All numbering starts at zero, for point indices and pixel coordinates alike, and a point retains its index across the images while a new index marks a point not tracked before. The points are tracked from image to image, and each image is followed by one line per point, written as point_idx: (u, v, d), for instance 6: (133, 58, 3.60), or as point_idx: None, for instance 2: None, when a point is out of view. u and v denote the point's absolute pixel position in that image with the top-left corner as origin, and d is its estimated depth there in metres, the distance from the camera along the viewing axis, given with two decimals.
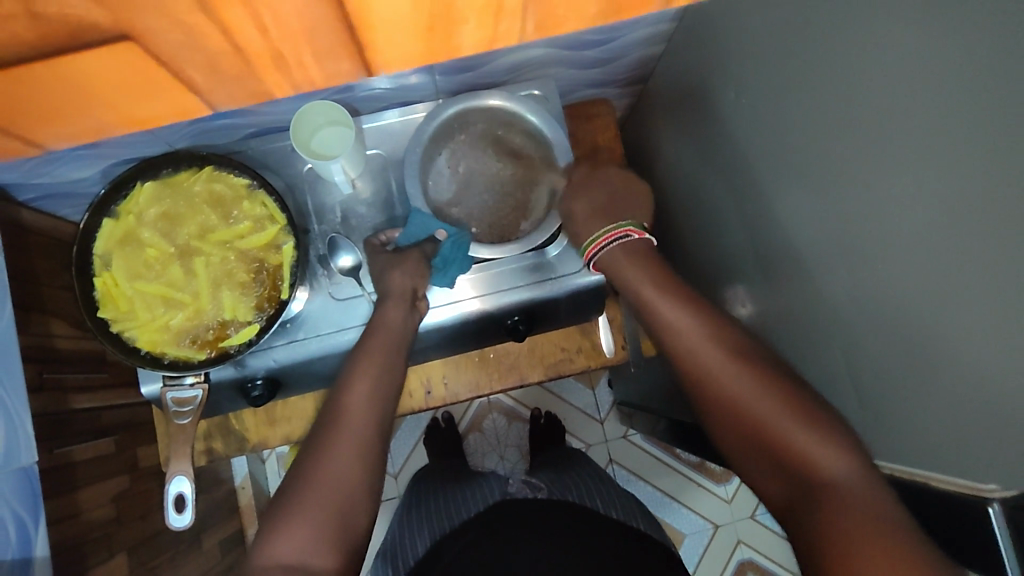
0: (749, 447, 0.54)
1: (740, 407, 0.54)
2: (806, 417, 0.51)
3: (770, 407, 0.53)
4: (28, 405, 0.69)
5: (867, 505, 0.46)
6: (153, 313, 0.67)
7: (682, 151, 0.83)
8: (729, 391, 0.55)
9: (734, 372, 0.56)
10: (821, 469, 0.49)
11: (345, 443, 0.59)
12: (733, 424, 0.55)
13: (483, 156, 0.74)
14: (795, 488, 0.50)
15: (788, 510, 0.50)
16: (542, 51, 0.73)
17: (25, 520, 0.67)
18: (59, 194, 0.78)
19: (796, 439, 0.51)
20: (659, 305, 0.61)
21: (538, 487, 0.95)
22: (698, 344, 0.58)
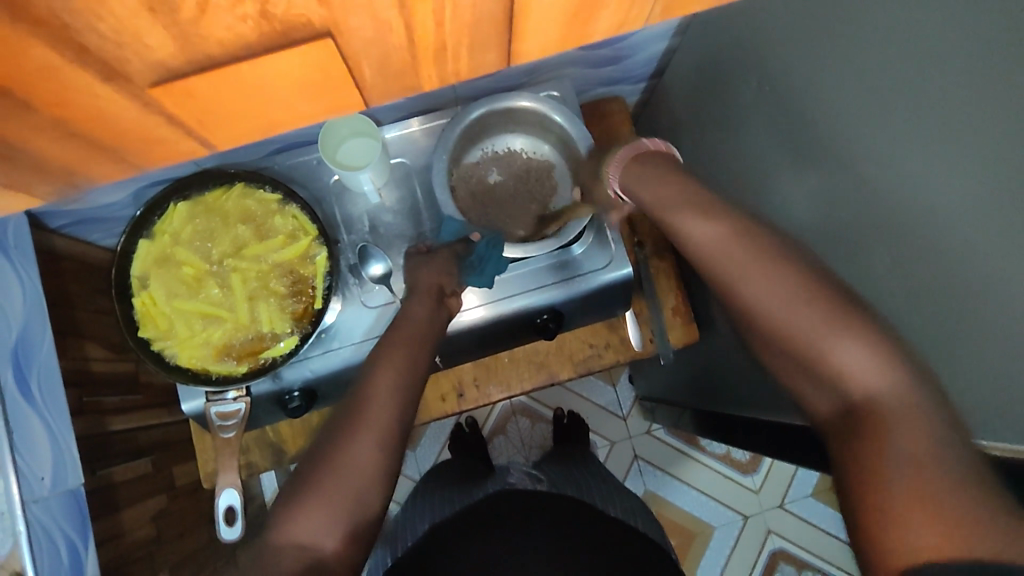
0: (784, 360, 0.47)
1: (766, 315, 0.47)
2: (846, 322, 0.44)
3: (803, 314, 0.45)
4: (72, 429, 0.70)
5: (922, 439, 0.38)
6: (191, 330, 0.68)
7: (699, 143, 0.84)
8: (757, 293, 0.48)
9: (761, 278, 0.48)
10: (865, 385, 0.42)
11: (370, 429, 0.58)
12: (761, 331, 0.48)
13: (507, 158, 0.76)
14: (842, 403, 0.43)
15: (832, 424, 0.44)
16: (560, 53, 0.75)
17: (75, 543, 0.67)
18: (89, 220, 0.79)
19: (832, 352, 0.44)
20: (682, 218, 0.55)
21: (541, 482, 0.94)
22: (721, 248, 0.51)
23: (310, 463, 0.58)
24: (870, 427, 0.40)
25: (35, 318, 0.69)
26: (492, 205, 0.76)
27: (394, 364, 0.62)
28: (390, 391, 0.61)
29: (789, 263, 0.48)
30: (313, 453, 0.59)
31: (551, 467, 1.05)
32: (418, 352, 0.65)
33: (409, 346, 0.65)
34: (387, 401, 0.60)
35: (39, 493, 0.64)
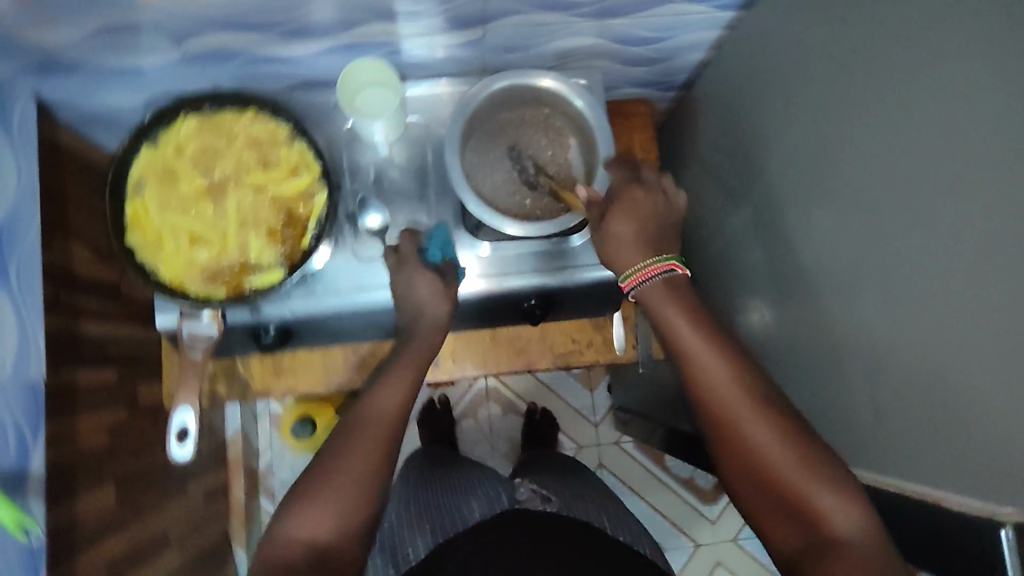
0: (766, 496, 0.56)
1: (756, 454, 0.56)
2: (822, 471, 0.54)
3: (787, 458, 0.55)
4: (43, 321, 0.69)
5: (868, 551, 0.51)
6: (178, 245, 0.67)
7: (716, 161, 0.84)
8: (757, 442, 0.57)
9: (761, 423, 0.57)
10: (842, 529, 0.52)
11: (367, 447, 0.60)
12: (754, 475, 0.57)
13: (526, 136, 0.74)
14: (812, 543, 0.53)
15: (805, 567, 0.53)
16: (592, 41, 0.75)
17: (25, 435, 0.66)
18: (97, 119, 0.80)
19: (813, 499, 0.54)
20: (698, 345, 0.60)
21: (547, 499, 0.87)
22: (726, 386, 0.59)
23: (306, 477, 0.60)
24: (831, 550, 0.52)
25: (26, 205, 0.69)
26: (500, 179, 0.73)
27: (397, 385, 0.65)
28: (392, 404, 0.63)
29: (784, 420, 0.57)
30: (308, 468, 0.61)
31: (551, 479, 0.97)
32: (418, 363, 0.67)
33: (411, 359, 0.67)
34: (389, 414, 0.63)
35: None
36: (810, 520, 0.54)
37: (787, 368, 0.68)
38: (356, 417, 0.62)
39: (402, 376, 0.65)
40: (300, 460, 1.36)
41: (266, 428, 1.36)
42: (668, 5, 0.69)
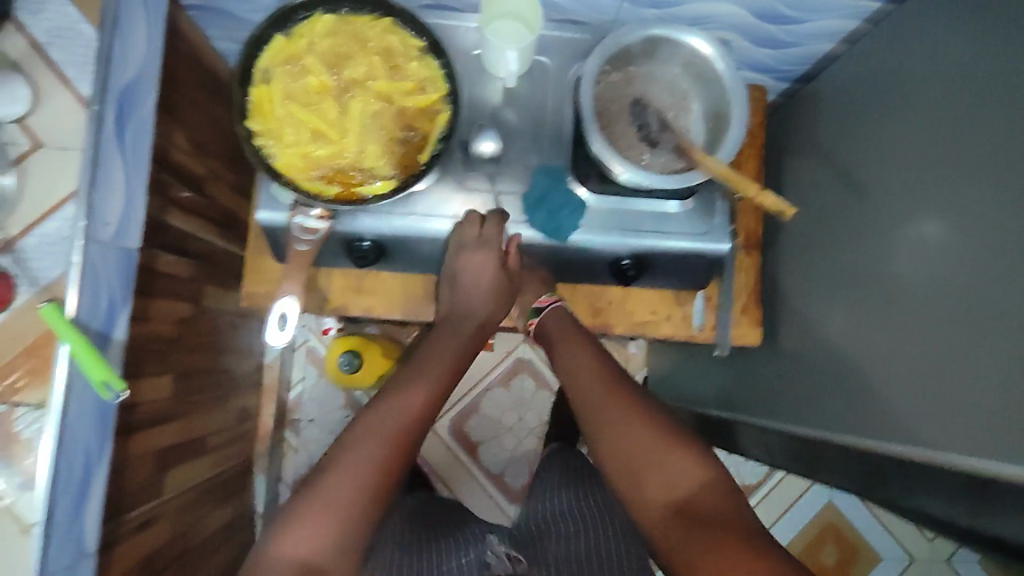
0: (627, 477, 0.64)
1: (612, 442, 0.66)
2: (675, 443, 0.64)
3: (636, 436, 0.65)
4: (146, 193, 0.68)
5: (712, 499, 0.60)
6: (296, 137, 0.66)
7: (810, 156, 0.83)
8: (624, 435, 0.66)
9: (617, 413, 0.67)
10: (685, 485, 0.61)
11: (401, 427, 0.63)
12: (623, 464, 0.65)
13: (653, 91, 0.72)
14: (667, 505, 0.61)
15: (666, 530, 0.60)
16: (734, 10, 0.74)
17: (116, 299, 0.65)
18: (219, 9, 0.79)
19: (657, 465, 0.63)
20: (571, 355, 0.75)
21: (520, 564, 0.72)
22: (586, 383, 0.71)
23: (324, 462, 0.61)
24: (689, 511, 0.60)
25: (150, 75, 0.67)
26: (619, 129, 0.71)
27: (422, 384, 0.67)
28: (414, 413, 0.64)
29: (637, 411, 0.67)
30: (348, 432, 0.63)
31: (557, 513, 0.84)
32: (455, 360, 0.71)
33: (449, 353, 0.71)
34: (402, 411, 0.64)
35: (101, 237, 0.63)
36: (663, 484, 0.62)
37: (880, 365, 0.67)
38: (377, 414, 0.63)
39: (426, 374, 0.68)
40: (329, 398, 1.35)
41: (301, 360, 1.35)
42: None
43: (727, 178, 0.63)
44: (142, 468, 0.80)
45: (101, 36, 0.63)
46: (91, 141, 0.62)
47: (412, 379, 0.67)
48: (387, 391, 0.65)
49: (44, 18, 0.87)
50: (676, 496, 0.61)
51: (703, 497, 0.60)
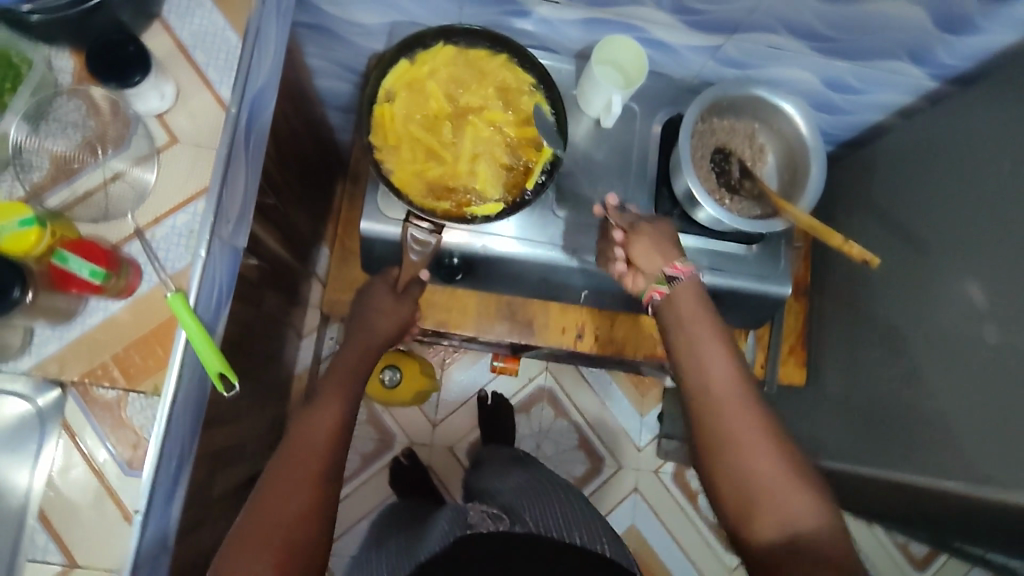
0: (740, 505, 0.60)
1: (743, 483, 0.60)
2: (801, 478, 0.59)
3: (766, 463, 0.60)
4: (254, 196, 0.70)
5: (827, 539, 0.56)
6: (412, 155, 0.71)
7: (862, 215, 0.90)
8: (749, 475, 0.60)
9: (759, 446, 0.61)
10: (811, 523, 0.57)
11: (306, 483, 0.60)
12: (743, 496, 0.60)
13: (736, 142, 0.79)
14: (785, 538, 0.57)
15: (776, 560, 0.57)
16: (805, 76, 0.82)
17: (222, 295, 0.67)
18: (325, 28, 0.83)
19: (784, 502, 0.58)
20: (710, 355, 0.65)
21: (500, 521, 0.83)
22: (725, 386, 0.64)
23: (251, 513, 0.58)
24: (804, 545, 0.56)
25: (273, 84, 0.71)
26: (703, 174, 0.77)
27: (334, 402, 0.67)
28: (331, 425, 0.65)
29: (767, 433, 0.61)
30: (276, 460, 0.62)
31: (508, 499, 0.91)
32: (353, 387, 0.70)
33: (345, 377, 0.70)
34: (321, 427, 0.64)
35: (222, 233, 0.65)
36: (782, 517, 0.58)
37: (919, 409, 0.73)
38: (294, 441, 0.63)
39: (342, 393, 0.68)
40: None
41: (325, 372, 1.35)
42: (894, 62, 0.77)
43: (812, 229, 0.68)
44: (202, 468, 0.80)
45: (245, 43, 0.65)
46: (226, 141, 0.63)
47: (321, 397, 0.67)
48: (307, 414, 0.65)
49: (192, 21, 0.66)
50: (792, 537, 0.57)
51: (825, 544, 0.56)
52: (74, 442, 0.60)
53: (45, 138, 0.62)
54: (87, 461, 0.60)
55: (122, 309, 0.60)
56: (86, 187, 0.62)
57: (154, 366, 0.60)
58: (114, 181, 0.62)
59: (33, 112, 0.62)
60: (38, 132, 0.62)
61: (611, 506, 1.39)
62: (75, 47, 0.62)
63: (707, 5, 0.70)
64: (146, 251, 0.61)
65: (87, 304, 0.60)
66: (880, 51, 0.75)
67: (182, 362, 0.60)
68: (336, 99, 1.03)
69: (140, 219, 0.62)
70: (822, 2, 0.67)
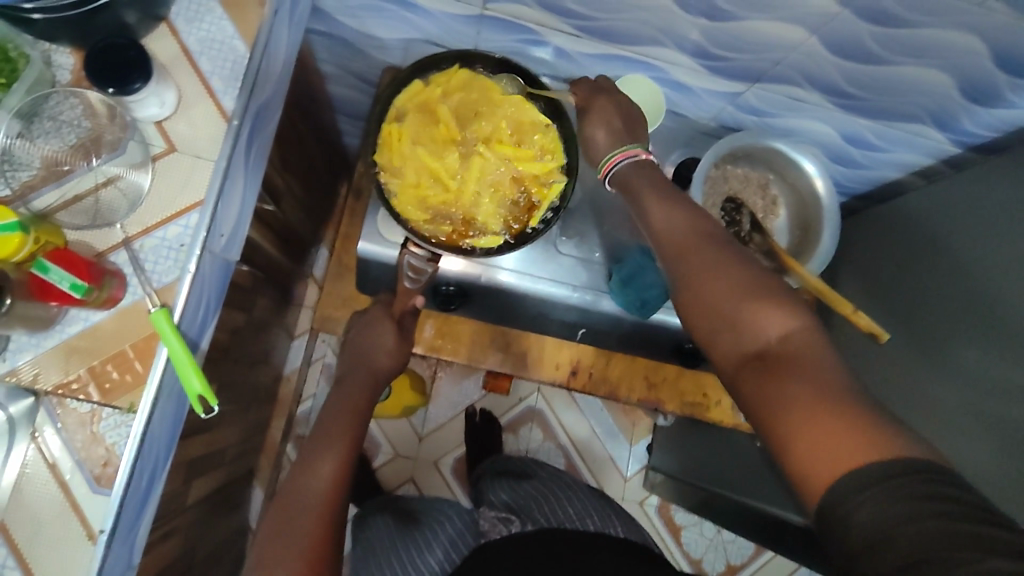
0: (711, 321, 0.47)
1: (711, 300, 0.47)
2: (771, 290, 0.46)
3: (732, 289, 0.46)
4: (251, 209, 0.68)
5: (812, 347, 0.43)
6: (416, 178, 0.69)
7: (873, 273, 0.88)
8: (729, 294, 0.46)
9: (723, 275, 0.47)
10: (777, 333, 0.44)
11: (315, 517, 0.56)
12: (719, 313, 0.46)
13: (747, 193, 0.77)
14: (761, 348, 0.44)
15: (742, 374, 0.45)
16: (826, 129, 0.80)
17: (209, 310, 0.65)
18: (340, 40, 0.82)
19: (756, 313, 0.45)
20: (649, 204, 0.54)
21: (511, 524, 0.83)
22: (671, 230, 0.52)
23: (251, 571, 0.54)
24: (779, 358, 0.43)
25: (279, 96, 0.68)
26: None
27: (334, 444, 0.62)
28: (330, 468, 0.60)
29: (730, 263, 0.48)
30: (273, 511, 0.58)
31: (522, 486, 0.90)
32: (359, 421, 0.66)
33: (347, 411, 0.66)
34: (317, 471, 0.60)
35: (215, 248, 0.63)
36: (757, 340, 0.44)
37: None
38: (291, 490, 0.59)
39: (339, 434, 0.63)
40: None
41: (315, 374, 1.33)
42: (918, 125, 0.75)
43: (821, 295, 0.65)
44: (178, 476, 0.78)
45: (253, 55, 0.63)
46: (226, 154, 0.62)
47: (317, 440, 0.63)
48: (304, 458, 0.61)
49: (201, 26, 0.64)
50: (771, 343, 0.44)
51: (806, 342, 0.43)
52: (44, 458, 0.59)
53: (37, 137, 0.60)
54: (55, 477, 0.58)
55: (104, 320, 0.59)
56: (74, 191, 0.60)
57: (131, 382, 0.59)
58: (105, 187, 0.60)
59: (25, 110, 0.59)
60: (30, 131, 0.60)
61: None
62: (76, 46, 0.60)
63: (731, 52, 0.68)
64: (133, 262, 0.60)
65: (67, 312, 0.58)
66: (905, 114, 0.73)
67: (161, 380, 0.58)
68: (346, 105, 1.01)
69: (129, 228, 0.60)
70: (851, 61, 0.65)
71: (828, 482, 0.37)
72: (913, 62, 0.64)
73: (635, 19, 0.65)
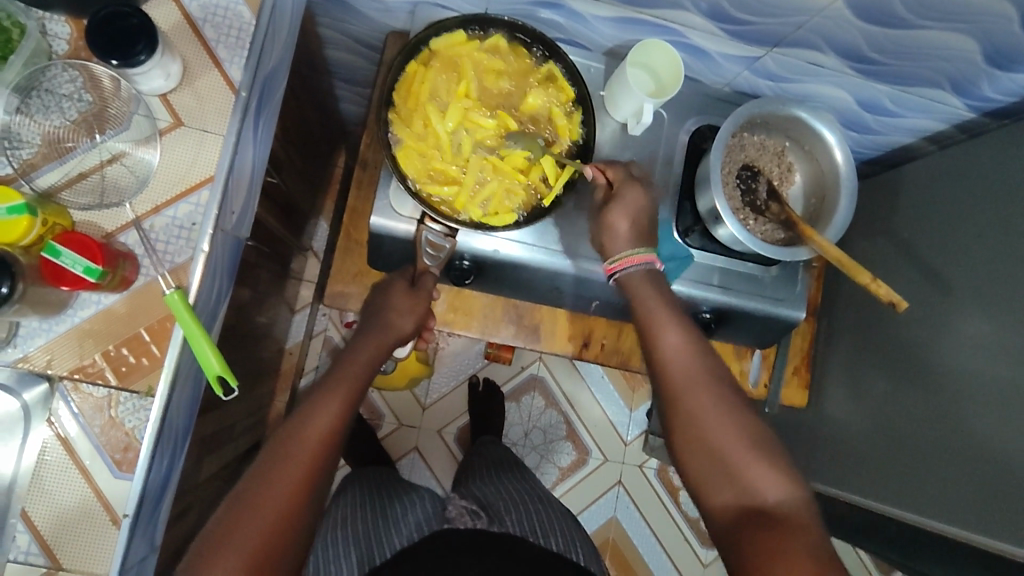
0: (710, 470, 0.57)
1: (717, 452, 0.57)
2: (762, 452, 0.57)
3: (735, 444, 0.57)
4: (259, 181, 0.67)
5: (799, 514, 0.53)
6: (429, 144, 0.68)
7: (882, 240, 0.88)
8: (731, 445, 0.57)
9: (726, 427, 0.58)
10: (769, 495, 0.54)
11: (297, 474, 0.55)
12: (718, 464, 0.57)
13: (764, 162, 0.76)
14: (746, 507, 0.55)
15: (731, 526, 0.54)
16: (841, 95, 0.79)
17: (222, 288, 0.64)
18: (342, 3, 0.78)
19: (750, 472, 0.56)
20: (668, 338, 0.63)
21: (477, 518, 0.82)
22: (687, 376, 0.61)
23: (232, 506, 0.53)
24: (769, 517, 0.53)
25: (284, 62, 0.65)
26: (728, 190, 0.74)
27: (334, 396, 0.60)
28: (331, 425, 0.58)
29: (739, 422, 0.58)
30: (267, 451, 0.56)
31: (502, 487, 0.90)
32: (360, 382, 0.63)
33: (352, 373, 0.63)
34: (317, 421, 0.58)
35: (226, 226, 0.61)
36: (748, 495, 0.55)
37: (925, 451, 0.74)
38: (290, 430, 0.57)
39: (344, 389, 0.61)
40: None
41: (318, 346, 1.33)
42: (934, 90, 0.74)
43: (839, 262, 0.65)
44: (193, 455, 0.77)
45: (258, 20, 0.60)
46: (236, 128, 0.59)
47: (324, 392, 0.60)
48: (307, 406, 0.59)
49: None
50: (758, 502, 0.54)
51: (792, 510, 0.53)
52: (65, 449, 0.57)
53: (36, 113, 0.57)
54: (76, 464, 0.57)
55: (116, 303, 0.57)
56: (79, 169, 0.58)
57: (147, 365, 0.57)
58: (112, 164, 0.58)
59: (23, 84, 0.56)
60: (27, 107, 0.57)
61: (599, 493, 1.40)
62: (71, 13, 0.57)
63: (752, 15, 0.66)
64: (144, 242, 0.57)
65: (77, 296, 0.56)
66: (923, 78, 0.72)
67: (179, 362, 0.57)
68: (345, 72, 0.97)
69: (138, 208, 0.58)
70: (876, 25, 0.64)
71: None
72: (938, 25, 0.62)
73: None
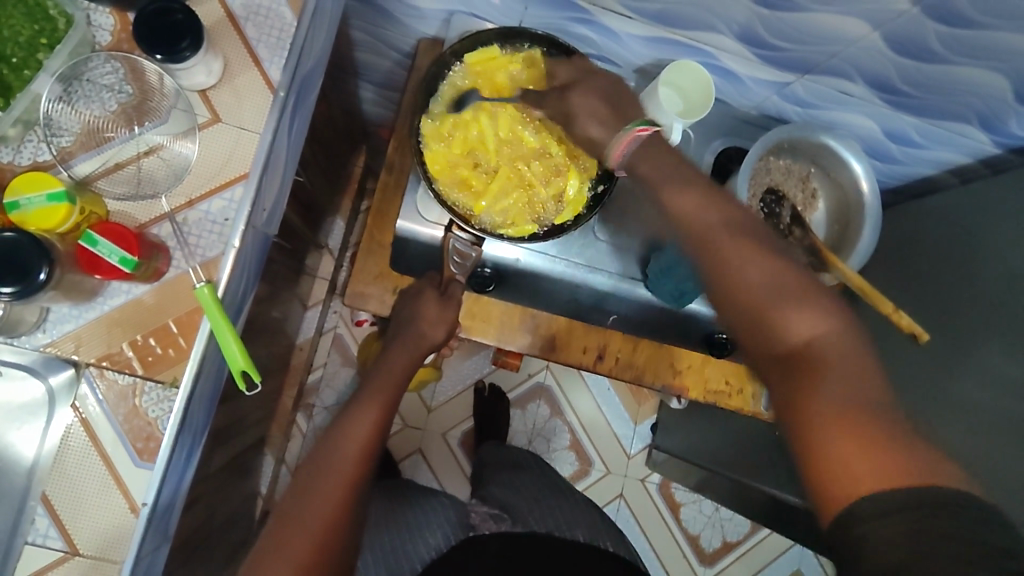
0: (741, 317, 0.45)
1: (741, 292, 0.45)
2: (800, 288, 0.44)
3: (763, 281, 0.44)
4: (289, 178, 0.67)
5: (846, 352, 0.41)
6: (457, 153, 0.70)
7: (900, 270, 0.89)
8: (758, 282, 0.44)
9: (752, 261, 0.45)
10: (811, 333, 0.42)
11: (339, 485, 0.56)
12: (742, 305, 0.44)
13: (789, 186, 0.77)
14: (785, 351, 0.43)
15: (770, 377, 0.43)
16: (867, 124, 0.80)
17: (250, 283, 0.65)
18: (377, 8, 0.79)
19: (786, 311, 0.43)
20: (667, 186, 0.50)
21: (504, 522, 0.83)
22: (699, 217, 0.48)
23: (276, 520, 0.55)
24: (813, 360, 0.41)
25: (320, 63, 0.66)
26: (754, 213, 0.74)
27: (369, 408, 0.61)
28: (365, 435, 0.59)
29: (765, 253, 0.45)
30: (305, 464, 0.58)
31: (521, 485, 0.91)
32: (397, 394, 0.64)
33: (390, 383, 0.65)
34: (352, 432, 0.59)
35: (259, 223, 0.62)
36: (793, 339, 0.42)
37: None
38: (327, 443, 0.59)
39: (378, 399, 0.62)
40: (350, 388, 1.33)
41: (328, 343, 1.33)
42: (962, 124, 0.74)
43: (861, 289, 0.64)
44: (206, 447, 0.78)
45: (299, 21, 0.61)
46: (272, 126, 0.60)
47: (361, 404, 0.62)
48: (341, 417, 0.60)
49: None
50: (805, 344, 0.42)
51: (843, 349, 0.41)
52: (88, 433, 0.57)
53: (77, 102, 0.58)
54: (98, 450, 0.57)
55: (146, 293, 0.58)
56: (115, 159, 0.59)
57: (174, 357, 0.58)
58: (149, 156, 0.59)
59: (67, 73, 0.57)
60: (69, 95, 0.58)
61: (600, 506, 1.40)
62: (117, 5, 0.58)
63: (786, 42, 0.67)
64: (177, 235, 0.58)
65: (109, 285, 0.57)
66: (951, 113, 0.72)
67: (204, 355, 0.57)
68: (372, 74, 0.98)
69: (173, 201, 0.59)
70: (908, 59, 0.64)
71: (849, 500, 0.37)
72: (970, 62, 0.63)
73: (691, 4, 0.63)
